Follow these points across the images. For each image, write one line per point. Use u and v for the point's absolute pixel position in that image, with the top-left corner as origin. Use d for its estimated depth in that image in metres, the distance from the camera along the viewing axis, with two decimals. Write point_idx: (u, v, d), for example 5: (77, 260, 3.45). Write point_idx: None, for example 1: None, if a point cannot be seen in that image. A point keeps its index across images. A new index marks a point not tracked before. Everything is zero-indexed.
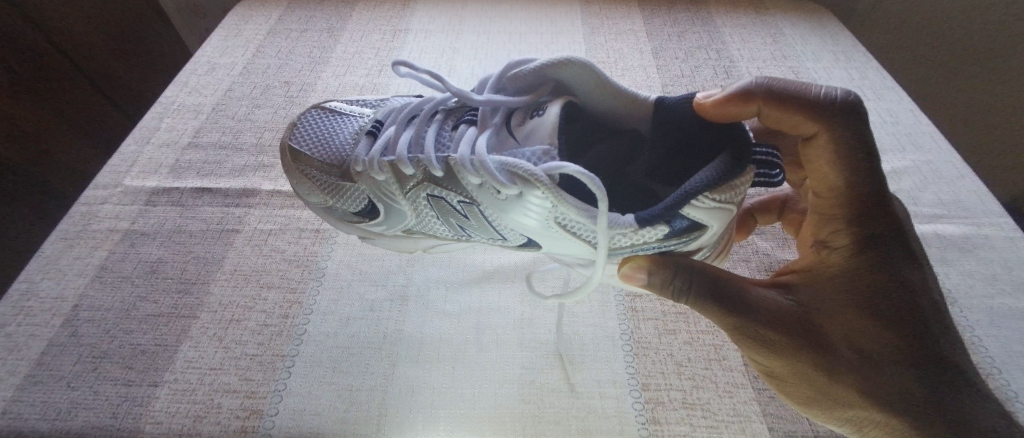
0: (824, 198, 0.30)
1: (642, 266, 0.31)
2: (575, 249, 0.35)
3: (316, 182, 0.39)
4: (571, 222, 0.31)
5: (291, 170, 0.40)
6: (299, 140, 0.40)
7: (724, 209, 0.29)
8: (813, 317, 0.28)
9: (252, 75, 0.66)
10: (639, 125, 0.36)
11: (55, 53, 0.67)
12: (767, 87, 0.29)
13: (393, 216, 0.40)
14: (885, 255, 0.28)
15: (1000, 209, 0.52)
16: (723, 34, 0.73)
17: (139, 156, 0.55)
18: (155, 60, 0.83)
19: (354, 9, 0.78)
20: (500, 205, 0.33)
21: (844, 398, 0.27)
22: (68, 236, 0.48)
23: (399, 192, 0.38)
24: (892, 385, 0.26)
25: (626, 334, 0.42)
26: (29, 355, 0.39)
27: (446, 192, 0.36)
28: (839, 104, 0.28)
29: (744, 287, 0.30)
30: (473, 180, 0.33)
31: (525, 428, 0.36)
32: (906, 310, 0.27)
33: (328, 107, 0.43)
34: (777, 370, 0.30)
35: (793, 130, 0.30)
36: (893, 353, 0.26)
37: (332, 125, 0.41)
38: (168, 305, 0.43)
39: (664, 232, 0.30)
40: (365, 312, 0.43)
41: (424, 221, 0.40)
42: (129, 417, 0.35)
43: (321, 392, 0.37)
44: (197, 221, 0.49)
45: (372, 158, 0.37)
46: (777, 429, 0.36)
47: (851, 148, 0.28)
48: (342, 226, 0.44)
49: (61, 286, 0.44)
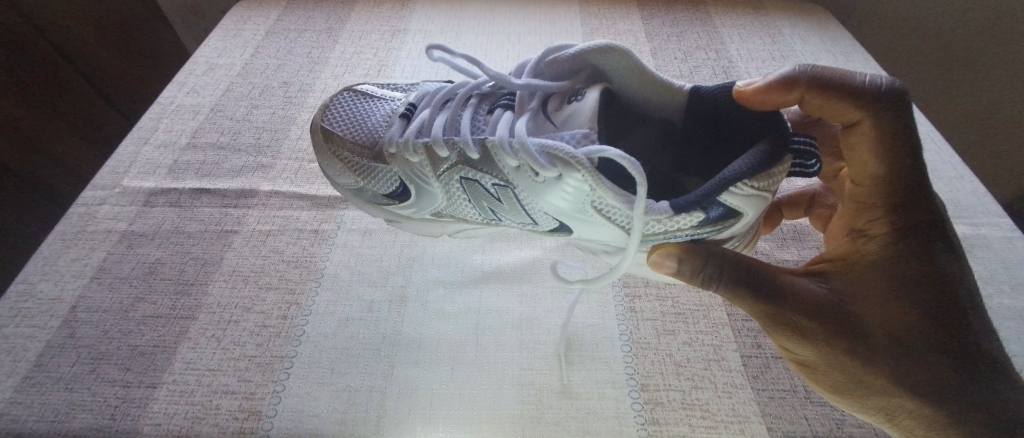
0: (863, 187, 0.31)
1: (671, 255, 0.32)
2: (608, 235, 0.34)
3: (347, 164, 0.39)
4: (608, 207, 0.31)
5: (322, 151, 0.40)
6: (332, 122, 0.40)
7: (759, 197, 0.29)
8: (841, 305, 0.29)
9: (251, 75, 0.66)
10: (671, 115, 0.36)
11: (53, 53, 0.67)
12: (812, 73, 0.31)
13: (424, 199, 0.40)
14: (921, 247, 0.29)
15: (998, 209, 0.52)
16: (722, 34, 0.73)
17: (137, 157, 0.55)
18: (154, 60, 0.83)
19: (352, 9, 0.78)
20: (536, 188, 0.33)
21: (877, 387, 0.28)
22: (66, 237, 0.48)
23: (431, 175, 0.38)
24: (920, 372, 0.27)
25: (626, 334, 0.42)
26: (27, 357, 0.39)
27: (480, 174, 0.36)
28: (884, 92, 0.30)
29: (777, 276, 0.31)
30: (511, 163, 0.33)
31: (525, 429, 0.35)
32: (941, 302, 0.28)
33: (359, 91, 0.43)
34: (809, 359, 0.31)
35: (835, 117, 0.32)
36: (927, 343, 0.27)
37: (364, 108, 0.41)
38: (166, 307, 0.42)
39: (700, 219, 0.29)
40: (363, 313, 0.42)
41: (456, 205, 0.40)
42: (128, 418, 0.35)
43: (321, 393, 0.37)
44: (195, 222, 0.49)
45: (407, 140, 0.37)
46: (776, 429, 0.36)
47: (893, 138, 0.30)
48: (372, 209, 0.44)
49: (58, 288, 0.44)
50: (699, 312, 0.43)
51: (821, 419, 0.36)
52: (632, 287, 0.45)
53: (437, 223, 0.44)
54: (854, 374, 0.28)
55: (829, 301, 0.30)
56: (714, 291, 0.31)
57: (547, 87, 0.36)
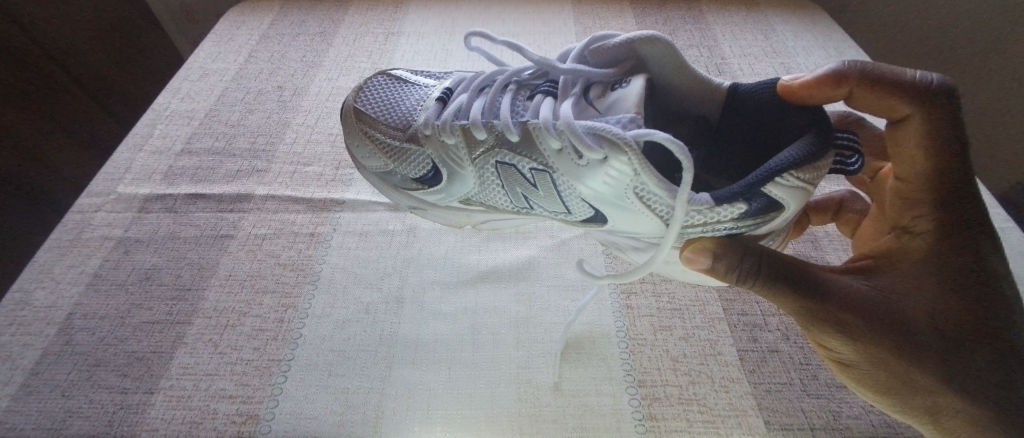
0: (909, 183, 0.31)
1: (708, 250, 0.30)
2: (644, 228, 0.33)
3: (378, 146, 0.39)
4: (651, 194, 0.30)
5: (353, 131, 0.40)
6: (366, 103, 0.41)
7: (803, 188, 0.28)
8: (887, 301, 0.28)
9: (245, 80, 0.66)
10: (707, 110, 0.36)
11: (46, 60, 0.67)
12: (862, 69, 0.31)
13: (456, 184, 0.39)
14: (962, 242, 0.29)
15: (992, 200, 0.52)
16: (715, 31, 0.74)
17: (132, 163, 0.55)
18: (148, 66, 0.83)
19: (346, 13, 0.78)
20: (577, 172, 0.33)
21: (921, 386, 0.27)
22: (62, 244, 0.48)
23: (466, 159, 0.37)
24: (960, 368, 0.26)
25: (622, 331, 0.42)
26: (24, 365, 0.39)
27: (517, 158, 0.35)
28: (936, 88, 0.30)
29: (820, 275, 0.30)
30: (554, 145, 0.33)
31: (525, 427, 0.36)
32: (980, 295, 0.28)
33: (394, 76, 0.44)
34: (851, 358, 0.30)
35: (884, 113, 0.31)
36: (968, 337, 0.27)
37: (399, 92, 0.42)
38: (163, 312, 0.42)
39: (741, 211, 0.28)
40: (360, 315, 0.43)
41: (487, 191, 0.39)
42: (125, 424, 0.35)
43: (317, 396, 0.37)
44: (191, 227, 0.49)
45: (445, 120, 0.37)
46: (774, 423, 0.36)
47: (943, 134, 0.30)
48: (398, 193, 0.44)
49: (55, 295, 0.43)
50: (695, 309, 0.43)
51: (818, 412, 0.36)
52: (627, 285, 0.45)
53: (463, 212, 0.44)
54: (890, 370, 0.28)
55: (876, 298, 0.29)
56: (753, 289, 0.30)
57: (591, 73, 0.36)
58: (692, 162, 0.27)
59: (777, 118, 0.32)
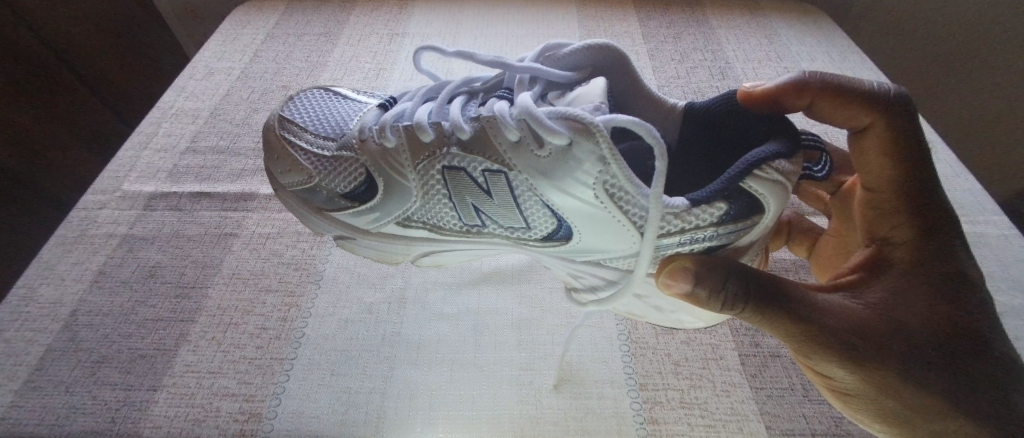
0: (880, 193, 0.31)
1: (687, 274, 0.28)
2: (609, 232, 0.32)
3: (302, 154, 0.36)
4: (621, 190, 0.29)
5: (272, 146, 0.37)
6: (296, 115, 0.39)
7: (783, 188, 0.28)
8: (880, 320, 0.27)
9: (251, 79, 0.67)
10: (669, 128, 0.36)
11: (52, 59, 0.68)
12: (822, 78, 0.32)
13: (394, 198, 0.36)
14: (938, 247, 0.29)
15: (994, 207, 0.53)
16: (718, 35, 0.74)
17: (138, 161, 0.55)
18: (153, 66, 0.84)
19: (351, 14, 0.78)
20: (538, 166, 0.31)
21: (923, 407, 0.25)
22: (68, 240, 0.48)
23: (409, 166, 0.35)
24: (963, 388, 0.25)
25: (624, 334, 0.42)
26: (28, 361, 0.39)
27: (467, 161, 0.33)
28: (892, 99, 0.32)
29: (805, 293, 0.28)
30: (511, 137, 0.32)
31: (524, 430, 0.36)
32: (959, 304, 0.28)
33: (332, 92, 0.42)
34: (847, 384, 0.28)
35: (846, 123, 0.33)
36: (954, 348, 0.26)
37: (335, 107, 0.40)
38: (167, 310, 0.43)
39: (721, 212, 0.28)
40: (363, 314, 0.43)
41: (432, 204, 0.37)
42: (128, 421, 0.35)
43: (320, 395, 0.37)
44: (196, 225, 0.49)
45: (385, 124, 0.36)
46: (775, 428, 0.36)
47: (905, 145, 0.31)
48: (321, 221, 0.40)
49: (60, 292, 0.44)
50: None
51: (819, 417, 0.36)
52: None
53: (402, 239, 0.41)
54: (895, 397, 0.26)
55: (869, 316, 0.27)
56: (739, 312, 0.28)
57: (549, 74, 0.36)
58: (666, 147, 0.26)
59: (742, 131, 0.31)
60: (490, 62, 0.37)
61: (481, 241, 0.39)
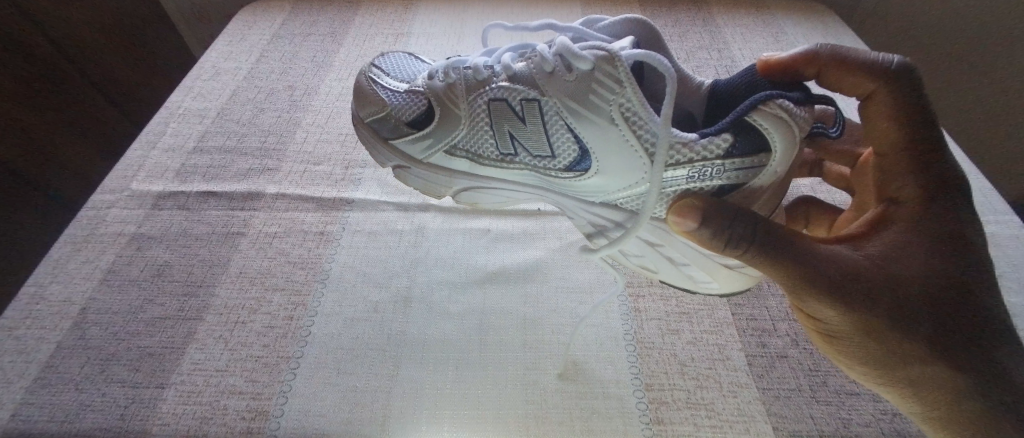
0: (888, 157, 0.31)
1: (695, 213, 0.29)
2: (623, 160, 0.32)
3: (381, 90, 0.40)
4: (637, 117, 0.30)
5: (359, 87, 0.42)
6: (381, 66, 0.43)
7: (790, 129, 0.28)
8: (882, 269, 0.26)
9: (256, 80, 0.67)
10: (692, 105, 0.36)
11: (62, 58, 0.68)
12: (832, 50, 0.32)
13: (445, 126, 0.38)
14: (946, 207, 0.29)
15: (1005, 207, 0.52)
16: (724, 34, 0.73)
17: (146, 160, 0.56)
18: (161, 66, 0.84)
19: (356, 14, 0.78)
20: (569, 92, 0.32)
21: (908, 356, 0.26)
22: (77, 239, 0.48)
23: (462, 97, 0.37)
24: (958, 351, 0.25)
25: (630, 333, 0.42)
26: (38, 358, 0.39)
27: (508, 92, 0.35)
28: (897, 66, 0.31)
29: (810, 241, 0.27)
30: (547, 68, 0.33)
31: (529, 428, 0.36)
32: (960, 263, 0.27)
33: (415, 56, 0.47)
34: (839, 329, 0.28)
35: (854, 92, 0.33)
36: (947, 305, 0.26)
37: (413, 64, 0.45)
38: (175, 308, 0.43)
39: (725, 146, 0.29)
40: (368, 313, 0.43)
41: (475, 136, 0.37)
42: (136, 419, 0.36)
43: (327, 393, 0.37)
44: (203, 225, 0.50)
45: (449, 67, 0.38)
46: (782, 429, 0.36)
47: (910, 109, 0.31)
48: (383, 153, 0.42)
49: (69, 290, 0.44)
50: (703, 312, 0.43)
51: (828, 419, 0.36)
52: (635, 288, 0.45)
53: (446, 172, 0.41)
54: (884, 345, 0.26)
55: (871, 267, 0.26)
56: (739, 255, 0.28)
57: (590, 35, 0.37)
58: (676, 74, 0.28)
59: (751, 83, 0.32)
60: (539, 26, 0.40)
61: (515, 180, 0.39)
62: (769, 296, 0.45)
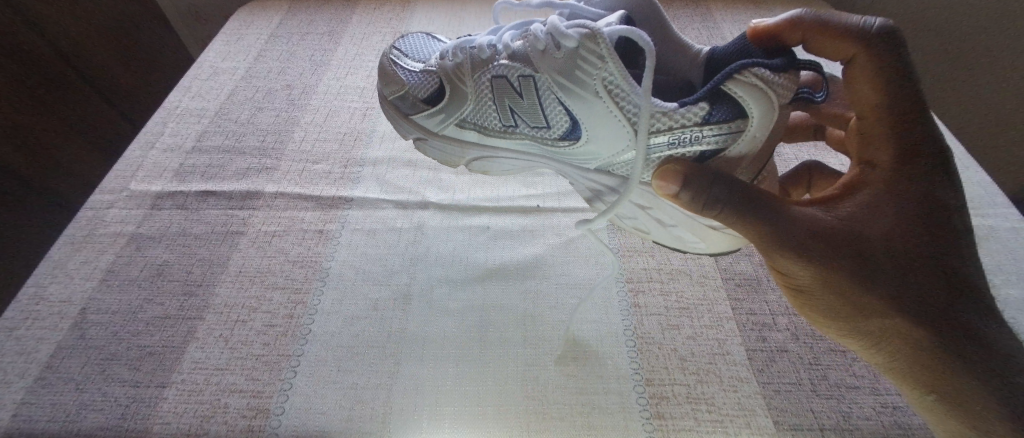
0: (867, 120, 0.30)
1: (675, 176, 0.30)
2: (610, 130, 0.33)
3: (402, 68, 0.42)
4: (620, 91, 0.31)
5: (382, 66, 0.43)
6: (401, 46, 0.45)
7: (766, 97, 0.28)
8: (852, 229, 0.28)
9: (254, 79, 0.67)
10: (692, 74, 0.36)
11: (59, 58, 0.68)
12: (815, 14, 0.32)
13: (455, 103, 0.39)
14: (924, 170, 0.29)
15: (1005, 200, 0.52)
16: (722, 29, 0.73)
17: (144, 161, 0.56)
18: (159, 67, 0.84)
19: (354, 12, 0.78)
20: (560, 69, 0.33)
21: (871, 309, 0.27)
22: (75, 240, 0.48)
23: (469, 75, 0.38)
24: (923, 307, 0.26)
25: (630, 329, 0.42)
26: (38, 358, 0.39)
27: (509, 69, 0.36)
28: (879, 31, 0.31)
29: (783, 203, 0.29)
30: (539, 46, 0.34)
31: (529, 425, 0.36)
32: (935, 226, 0.28)
33: (434, 35, 0.48)
34: (807, 284, 0.30)
35: (835, 57, 0.32)
36: (918, 265, 0.27)
37: (432, 42, 0.46)
38: (174, 307, 0.43)
39: (702, 114, 0.29)
40: (369, 311, 0.43)
41: (482, 112, 0.39)
42: (137, 418, 0.36)
43: (327, 391, 0.37)
44: (202, 224, 0.50)
45: (458, 46, 0.39)
46: (783, 423, 0.36)
47: (890, 72, 0.30)
48: (405, 129, 0.44)
49: (69, 290, 0.44)
50: (703, 307, 0.43)
51: (827, 411, 0.36)
52: (634, 283, 0.45)
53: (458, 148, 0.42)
54: (848, 299, 0.28)
55: (841, 227, 0.28)
56: (716, 215, 0.30)
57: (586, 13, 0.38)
58: (656, 50, 0.29)
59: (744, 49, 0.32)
60: (539, 4, 0.40)
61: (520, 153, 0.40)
62: (770, 290, 0.45)
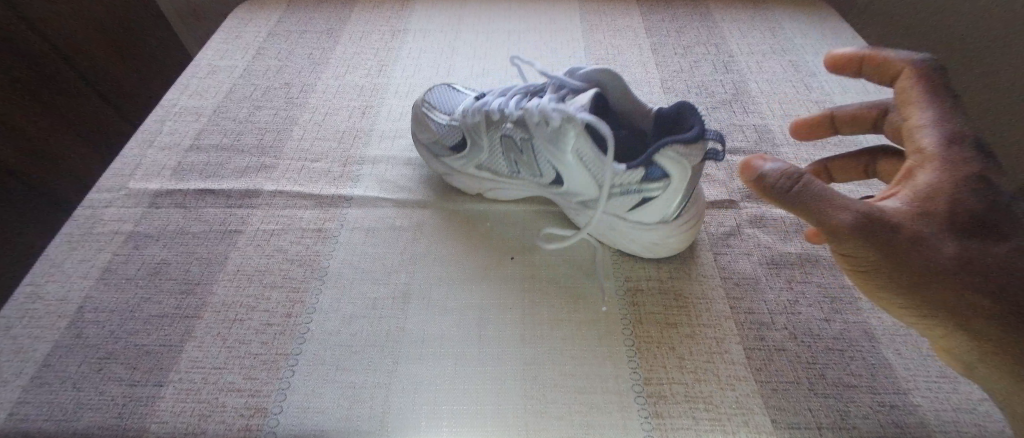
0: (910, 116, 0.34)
1: (761, 177, 0.29)
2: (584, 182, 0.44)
3: (434, 120, 0.51)
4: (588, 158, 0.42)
5: (415, 116, 0.52)
6: (428, 98, 0.53)
7: (683, 165, 0.38)
8: (933, 226, 0.27)
9: (253, 77, 0.67)
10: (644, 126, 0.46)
11: (56, 57, 0.67)
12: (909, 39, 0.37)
13: (472, 151, 0.49)
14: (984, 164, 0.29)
15: None
16: (722, 29, 0.73)
17: (142, 159, 0.56)
18: (158, 66, 0.84)
19: (353, 10, 0.78)
20: (549, 137, 0.43)
21: (940, 298, 0.27)
22: (73, 238, 0.48)
23: (482, 133, 0.48)
24: (995, 296, 0.26)
25: (628, 328, 0.42)
26: (35, 357, 0.39)
27: (513, 133, 0.46)
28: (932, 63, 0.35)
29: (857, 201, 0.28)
30: (534, 119, 0.43)
31: (528, 425, 0.35)
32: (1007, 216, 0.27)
33: (452, 85, 0.55)
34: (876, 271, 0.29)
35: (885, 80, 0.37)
36: (998, 254, 0.26)
37: (454, 94, 0.53)
38: (172, 306, 0.43)
39: (641, 174, 0.40)
40: (367, 310, 0.43)
41: (493, 159, 0.49)
42: (134, 417, 0.36)
43: (325, 390, 0.37)
44: (200, 222, 0.50)
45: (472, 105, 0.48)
46: (781, 422, 0.36)
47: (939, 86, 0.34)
48: (433, 165, 0.53)
49: (66, 289, 0.44)
50: (702, 306, 0.43)
51: (825, 410, 0.36)
52: (633, 282, 0.45)
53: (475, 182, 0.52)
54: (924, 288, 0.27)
55: (918, 225, 0.27)
56: (793, 210, 0.29)
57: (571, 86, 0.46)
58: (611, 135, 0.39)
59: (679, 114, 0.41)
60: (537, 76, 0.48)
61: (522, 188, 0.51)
62: (768, 289, 0.45)
